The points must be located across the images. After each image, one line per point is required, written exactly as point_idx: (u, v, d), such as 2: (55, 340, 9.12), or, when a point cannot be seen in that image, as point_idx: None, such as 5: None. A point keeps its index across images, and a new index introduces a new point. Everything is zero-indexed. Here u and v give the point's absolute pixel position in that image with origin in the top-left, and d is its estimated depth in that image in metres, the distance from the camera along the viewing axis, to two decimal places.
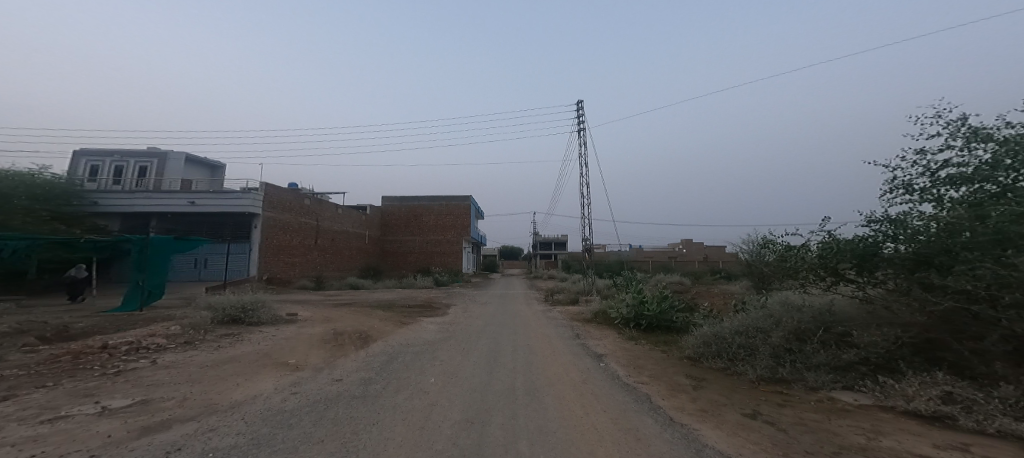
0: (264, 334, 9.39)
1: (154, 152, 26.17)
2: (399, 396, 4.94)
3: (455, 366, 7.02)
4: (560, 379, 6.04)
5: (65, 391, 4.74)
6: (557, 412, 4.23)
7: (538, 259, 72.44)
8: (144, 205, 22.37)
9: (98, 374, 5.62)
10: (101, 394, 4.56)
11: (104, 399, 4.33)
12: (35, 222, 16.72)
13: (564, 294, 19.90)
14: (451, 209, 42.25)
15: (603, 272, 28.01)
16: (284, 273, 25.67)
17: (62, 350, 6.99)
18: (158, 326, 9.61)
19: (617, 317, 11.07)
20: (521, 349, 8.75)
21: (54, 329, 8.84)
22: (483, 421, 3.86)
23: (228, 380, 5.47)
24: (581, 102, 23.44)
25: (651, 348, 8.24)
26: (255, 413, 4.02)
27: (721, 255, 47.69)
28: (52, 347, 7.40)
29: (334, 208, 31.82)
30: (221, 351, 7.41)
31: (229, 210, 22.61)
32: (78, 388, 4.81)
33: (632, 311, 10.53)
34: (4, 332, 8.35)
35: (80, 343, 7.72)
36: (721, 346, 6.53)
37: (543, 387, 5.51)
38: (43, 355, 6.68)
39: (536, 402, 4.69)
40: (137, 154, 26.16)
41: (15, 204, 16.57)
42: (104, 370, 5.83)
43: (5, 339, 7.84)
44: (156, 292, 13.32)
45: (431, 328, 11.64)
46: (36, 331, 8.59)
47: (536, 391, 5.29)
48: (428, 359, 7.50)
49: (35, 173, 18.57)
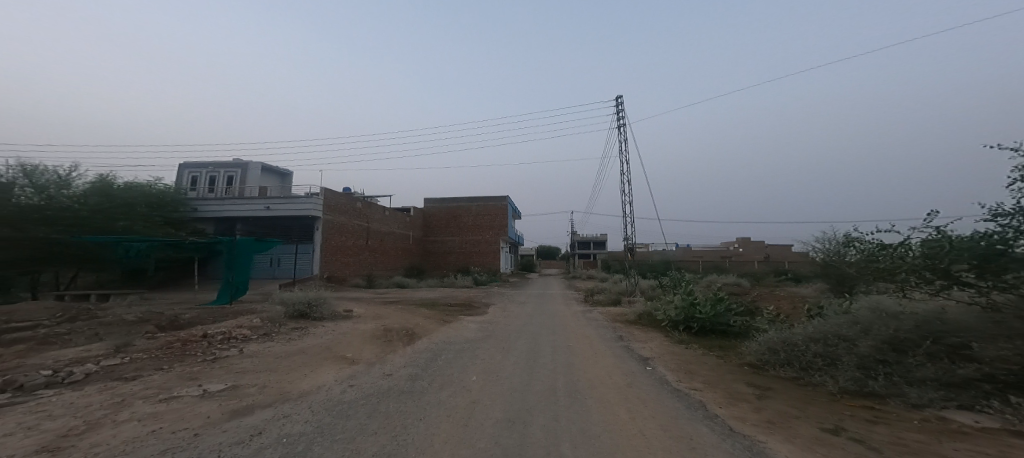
0: (327, 328, 10.01)
1: (237, 162, 28.91)
2: (442, 392, 5.06)
3: (495, 365, 7.03)
4: (605, 381, 5.88)
5: (175, 374, 5.36)
6: (601, 414, 4.18)
7: (577, 259, 71.73)
8: (228, 210, 24.65)
9: (200, 361, 6.30)
10: (203, 378, 5.09)
11: (205, 383, 4.83)
12: (151, 226, 18.55)
13: (605, 294, 19.42)
14: (490, 209, 42.70)
15: (649, 272, 27.15)
16: (341, 272, 27.15)
17: (173, 337, 7.90)
18: (243, 318, 10.60)
19: (665, 320, 10.54)
20: (562, 349, 8.71)
21: (167, 319, 10.10)
22: (524, 421, 3.84)
23: (297, 371, 5.87)
24: (621, 96, 22.56)
25: (704, 353, 7.81)
26: (320, 402, 4.28)
27: (781, 256, 44.41)
28: (169, 334, 8.44)
29: (382, 210, 33.31)
30: (292, 343, 7.99)
31: (291, 213, 24.43)
32: (185, 372, 5.44)
33: (680, 313, 10.05)
34: (129, 321, 9.70)
35: (187, 331, 8.71)
36: (792, 354, 6.21)
37: (586, 389, 5.43)
38: (160, 340, 7.64)
39: (578, 404, 4.61)
40: (224, 165, 29.01)
41: (137, 211, 18.50)
42: (205, 357, 6.53)
43: (133, 327, 9.11)
44: (241, 287, 14.54)
45: (472, 327, 11.83)
46: (154, 320, 9.89)
47: (578, 393, 5.21)
48: (471, 358, 7.61)
49: (152, 184, 21.17)
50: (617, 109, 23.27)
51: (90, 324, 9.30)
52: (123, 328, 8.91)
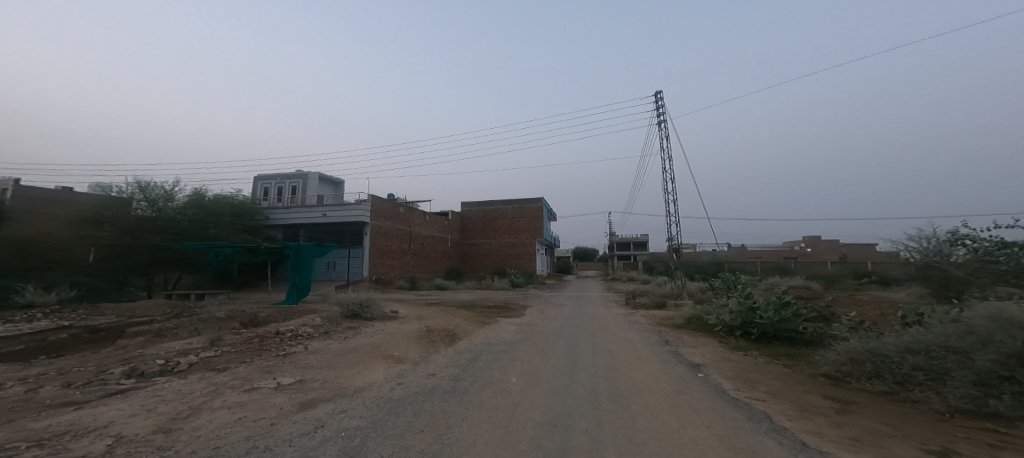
0: (377, 328, 10.49)
1: (299, 173, 31.27)
2: (483, 393, 5.11)
3: (535, 367, 7.00)
4: (651, 388, 5.66)
5: (255, 368, 5.96)
6: (646, 420, 4.04)
7: (616, 261, 69.94)
8: (290, 218, 26.67)
9: (275, 356, 6.90)
10: (277, 373, 5.56)
11: (279, 377, 5.28)
12: (233, 233, 20.84)
13: (648, 297, 18.73)
14: (525, 212, 42.76)
15: (696, 274, 25.90)
16: (387, 274, 28.35)
17: (254, 333, 8.75)
18: (308, 317, 11.41)
19: (718, 324, 9.96)
20: (603, 352, 8.53)
21: (248, 316, 11.18)
22: (567, 424, 3.79)
23: (352, 368, 6.19)
24: (661, 92, 21.79)
25: (768, 362, 7.28)
26: (373, 399, 4.48)
27: (846, 257, 40.61)
28: (250, 330, 9.33)
29: (423, 215, 34.38)
30: (347, 341, 8.46)
31: (345, 220, 26.11)
32: (262, 367, 5.99)
33: (738, 317, 9.49)
34: (217, 318, 10.82)
35: (264, 328, 9.58)
36: (884, 365, 5.54)
37: (630, 394, 5.27)
38: (243, 335, 8.47)
39: (622, 410, 4.48)
40: (289, 176, 31.50)
41: (223, 220, 20.95)
42: (277, 352, 7.13)
43: (222, 323, 10.20)
44: (305, 288, 15.60)
45: (510, 329, 11.88)
46: (239, 317, 10.98)
47: (621, 398, 5.05)
48: (509, 359, 7.63)
49: (235, 196, 23.86)
50: (657, 105, 22.54)
51: (193, 320, 10.58)
52: (215, 324, 10.01)
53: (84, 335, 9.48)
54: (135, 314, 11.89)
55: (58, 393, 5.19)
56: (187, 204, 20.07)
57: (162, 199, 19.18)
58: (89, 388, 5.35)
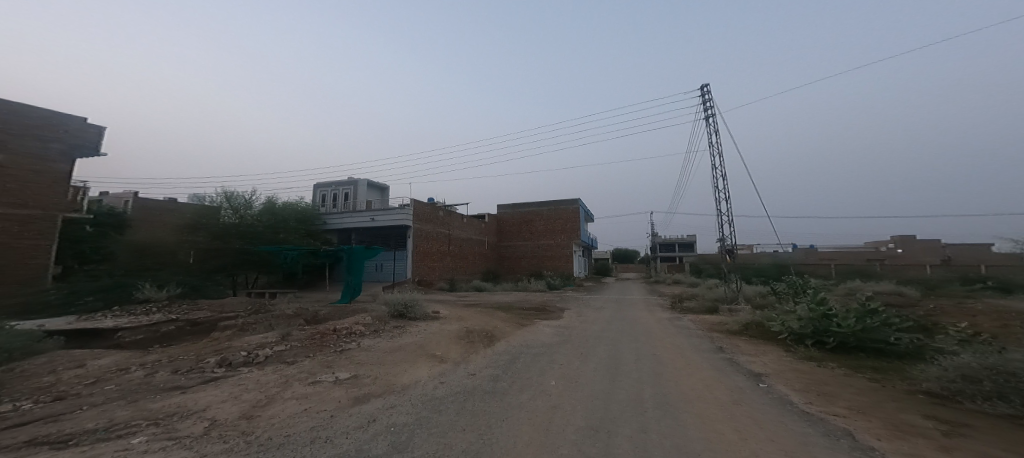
0: (421, 327, 10.86)
1: (351, 180, 33.13)
2: (523, 395, 5.12)
3: (575, 370, 6.90)
4: (704, 396, 5.36)
5: (316, 363, 6.43)
6: (698, 430, 3.85)
7: (659, 262, 67.26)
8: (341, 223, 28.36)
9: (333, 351, 7.39)
10: (335, 368, 5.96)
11: (337, 373, 5.66)
12: (298, 236, 22.73)
13: (698, 301, 17.80)
14: (561, 213, 42.36)
15: (756, 278, 24.19)
16: (428, 276, 29.22)
17: (316, 329, 9.42)
18: (359, 316, 12.06)
19: (789, 332, 9.23)
20: (648, 357, 8.23)
21: (309, 314, 12.05)
22: (608, 430, 3.73)
23: (399, 365, 6.46)
24: (707, 85, 20.73)
25: (849, 374, 6.63)
26: (417, 396, 4.69)
27: (928, 259, 36.11)
28: (312, 326, 10.07)
29: (461, 218, 35.11)
30: (394, 340, 8.83)
31: (391, 223, 27.35)
32: (322, 362, 6.43)
33: (808, 324, 8.82)
34: (283, 315, 11.77)
35: (323, 325, 10.28)
36: (1010, 387, 4.72)
37: (680, 402, 5.04)
38: (307, 331, 9.15)
39: (670, 418, 4.30)
40: (342, 183, 33.47)
41: (291, 225, 22.99)
42: (335, 348, 7.60)
43: (288, 320, 11.09)
44: (358, 289, 16.50)
45: (548, 331, 11.80)
46: (302, 315, 11.88)
47: (668, 406, 4.83)
48: (547, 362, 7.57)
49: (299, 203, 26.11)
50: (704, 98, 21.44)
51: (267, 316, 11.60)
52: (284, 321, 10.94)
53: (187, 327, 10.90)
54: (223, 309, 13.34)
55: (168, 378, 5.95)
56: (263, 211, 22.48)
57: (243, 207, 21.92)
58: (192, 374, 6.09)
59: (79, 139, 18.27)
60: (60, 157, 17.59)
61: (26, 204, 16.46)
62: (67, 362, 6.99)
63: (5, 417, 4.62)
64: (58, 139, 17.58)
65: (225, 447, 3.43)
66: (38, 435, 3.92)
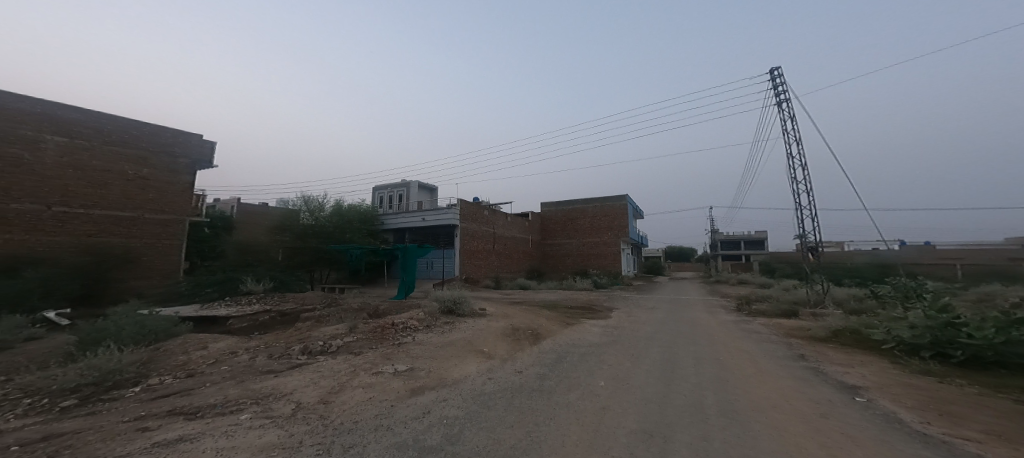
0: (469, 324, 11.12)
1: (403, 183, 34.99)
2: (570, 394, 5.07)
3: (626, 371, 6.66)
4: (781, 407, 4.90)
5: (378, 354, 6.91)
6: (771, 442, 3.55)
7: (716, 262, 62.82)
8: (395, 223, 29.97)
9: (392, 344, 7.87)
10: (394, 361, 6.35)
11: (396, 365, 6.04)
12: (359, 236, 24.47)
13: (773, 304, 16.30)
14: (607, 210, 41.03)
15: (854, 281, 21.40)
16: (474, 274, 29.83)
17: (377, 323, 10.06)
18: (413, 311, 12.64)
19: (900, 342, 8.10)
20: (710, 361, 7.70)
21: (371, 308, 12.88)
22: (664, 435, 3.61)
23: (450, 359, 6.70)
24: (777, 68, 18.94)
25: (983, 394, 5.67)
26: (467, 391, 4.90)
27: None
28: (374, 320, 10.75)
29: (505, 217, 35.40)
30: (444, 335, 9.13)
31: (439, 223, 28.32)
32: (382, 354, 6.88)
33: (925, 334, 7.72)
34: (350, 308, 12.71)
35: (383, 319, 10.93)
36: None
37: (749, 411, 4.66)
38: (371, 324, 9.80)
39: (737, 426, 4.01)
40: (395, 186, 35.44)
41: (354, 226, 24.77)
42: (393, 342, 8.07)
43: (353, 313, 11.94)
44: (411, 286, 17.29)
45: (596, 330, 11.49)
46: (365, 309, 12.75)
47: (734, 413, 4.51)
48: (596, 362, 7.37)
49: (361, 204, 28.35)
50: (773, 82, 19.60)
51: (337, 309, 12.60)
52: (350, 314, 11.82)
53: (277, 317, 12.23)
54: (301, 302, 14.74)
55: (266, 362, 6.71)
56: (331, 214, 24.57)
57: (317, 210, 24.50)
58: (282, 360, 6.81)
59: (199, 154, 20.84)
60: (186, 169, 20.39)
61: (165, 210, 19.42)
62: (193, 344, 8.15)
63: (154, 389, 5.52)
64: (186, 154, 20.35)
65: (306, 428, 3.79)
66: (176, 406, 4.62)
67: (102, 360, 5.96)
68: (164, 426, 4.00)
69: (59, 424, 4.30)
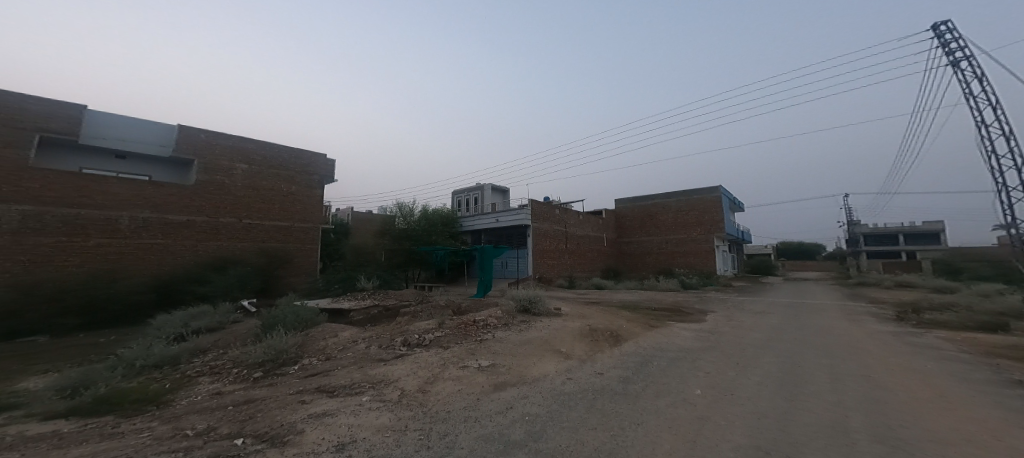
0: (546, 323, 10.96)
1: (478, 185, 36.36)
2: (659, 399, 4.61)
3: (726, 381, 5.81)
4: (968, 441, 3.73)
5: (463, 349, 7.26)
6: None
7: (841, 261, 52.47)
8: (472, 224, 31.29)
9: (474, 340, 8.19)
10: (477, 356, 6.58)
11: (479, 361, 6.25)
12: (443, 237, 26.11)
13: (962, 314, 12.68)
14: (692, 204, 37.13)
15: None
16: (548, 273, 29.55)
17: (461, 319, 10.56)
18: (491, 309, 12.95)
19: None
20: (848, 377, 6.31)
21: (455, 306, 13.58)
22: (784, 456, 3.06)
23: (528, 357, 6.68)
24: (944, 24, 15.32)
25: None
26: (546, 390, 4.84)
27: None
28: (457, 317, 11.28)
29: (577, 215, 34.37)
30: (522, 333, 9.12)
31: (512, 223, 28.76)
32: (466, 349, 7.19)
33: None
34: (438, 305, 13.59)
35: (466, 316, 11.41)
36: None
37: (915, 440, 3.66)
38: (456, 320, 10.32)
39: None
40: (471, 189, 37.04)
41: (439, 228, 26.52)
42: (476, 338, 8.38)
43: (440, 310, 12.71)
44: (489, 286, 17.85)
45: (686, 335, 10.35)
46: (451, 306, 13.51)
47: (891, 442, 3.57)
48: (688, 368, 6.58)
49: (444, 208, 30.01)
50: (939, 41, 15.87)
51: (428, 306, 13.62)
52: (438, 311, 12.62)
53: (383, 311, 13.66)
54: (398, 298, 16.23)
55: (377, 351, 7.54)
56: (420, 218, 26.60)
57: (409, 215, 26.31)
58: (389, 349, 7.56)
59: (327, 171, 24.48)
60: (318, 185, 24.09)
61: (307, 220, 23.27)
62: (329, 332, 9.53)
63: (308, 368, 6.59)
64: (316, 172, 24.05)
65: (410, 414, 4.09)
66: (321, 384, 5.42)
67: (275, 341, 7.34)
68: (315, 401, 4.70)
69: (255, 390, 5.39)
